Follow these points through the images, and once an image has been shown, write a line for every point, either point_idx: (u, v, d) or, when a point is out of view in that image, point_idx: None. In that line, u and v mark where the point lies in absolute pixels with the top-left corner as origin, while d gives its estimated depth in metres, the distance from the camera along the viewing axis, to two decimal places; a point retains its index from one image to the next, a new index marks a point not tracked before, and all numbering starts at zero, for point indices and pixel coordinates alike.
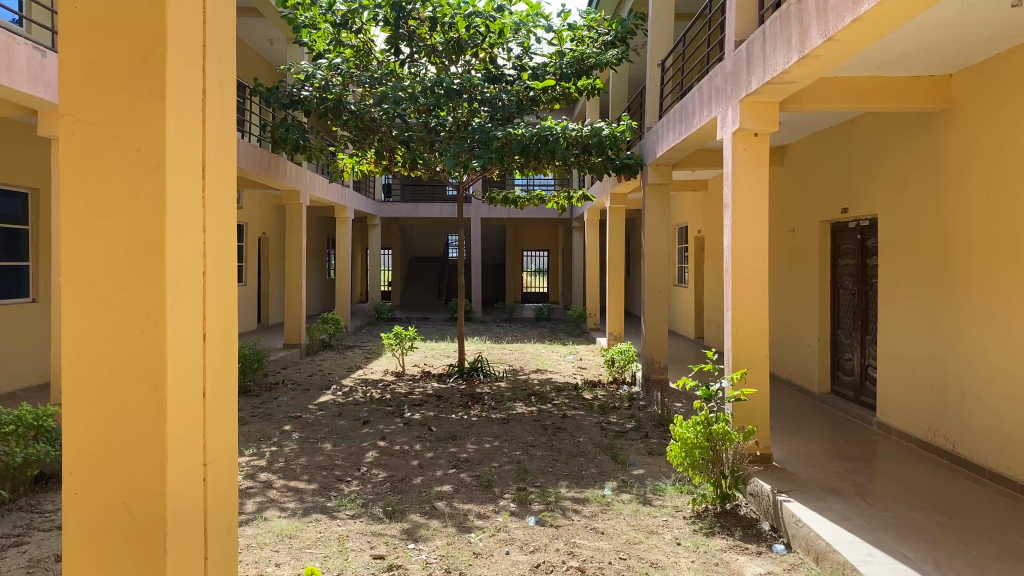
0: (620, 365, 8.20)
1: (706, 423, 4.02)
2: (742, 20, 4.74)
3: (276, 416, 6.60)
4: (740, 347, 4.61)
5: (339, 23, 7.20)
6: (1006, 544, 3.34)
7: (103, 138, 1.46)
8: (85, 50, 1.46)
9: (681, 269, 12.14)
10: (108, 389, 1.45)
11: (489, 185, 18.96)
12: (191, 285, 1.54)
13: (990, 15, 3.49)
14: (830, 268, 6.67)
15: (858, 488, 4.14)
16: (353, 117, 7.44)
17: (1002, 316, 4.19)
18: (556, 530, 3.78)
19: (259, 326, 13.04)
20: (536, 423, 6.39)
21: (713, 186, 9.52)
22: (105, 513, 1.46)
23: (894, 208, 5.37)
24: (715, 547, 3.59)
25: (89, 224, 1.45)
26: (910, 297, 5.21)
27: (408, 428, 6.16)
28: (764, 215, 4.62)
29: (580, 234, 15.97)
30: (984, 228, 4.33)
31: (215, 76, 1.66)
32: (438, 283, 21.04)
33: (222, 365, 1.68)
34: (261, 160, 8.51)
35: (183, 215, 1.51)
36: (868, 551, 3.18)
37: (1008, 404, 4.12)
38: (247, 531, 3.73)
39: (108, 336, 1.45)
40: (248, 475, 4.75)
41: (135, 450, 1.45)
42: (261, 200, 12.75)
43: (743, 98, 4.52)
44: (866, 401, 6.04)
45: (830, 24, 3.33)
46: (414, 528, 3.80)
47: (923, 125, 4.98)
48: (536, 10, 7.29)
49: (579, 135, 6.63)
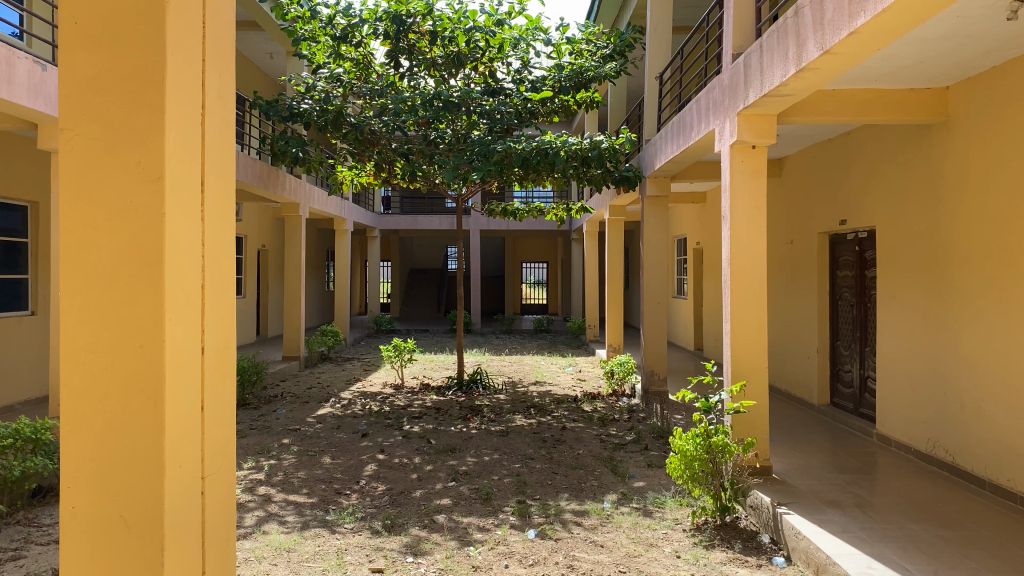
0: (620, 377, 8.18)
1: (706, 434, 4.01)
2: (739, 32, 4.75)
3: (275, 429, 6.59)
4: (740, 360, 4.61)
5: (339, 37, 7.24)
6: (1006, 556, 3.32)
7: (103, 153, 1.46)
8: (84, 67, 1.46)
9: (681, 280, 12.12)
10: (106, 401, 1.45)
11: (489, 197, 19.02)
12: (189, 299, 1.54)
13: (986, 28, 3.51)
14: (829, 280, 6.68)
15: (858, 500, 4.14)
16: (353, 130, 7.40)
17: (1001, 328, 4.18)
18: (556, 543, 3.77)
19: (259, 338, 13.04)
20: (536, 436, 6.37)
21: (712, 197, 9.54)
22: (102, 527, 1.45)
23: (892, 219, 5.38)
24: (715, 560, 3.57)
25: (89, 239, 1.45)
26: (908, 308, 5.21)
27: (408, 441, 6.15)
28: (763, 226, 4.62)
29: (579, 246, 15.94)
30: (983, 239, 4.33)
31: (214, 90, 1.66)
32: (438, 294, 21.04)
33: (220, 374, 1.68)
34: (261, 173, 8.55)
35: (182, 228, 1.51)
36: (868, 564, 3.17)
37: (1009, 417, 4.09)
38: (246, 545, 3.73)
39: (106, 348, 1.45)
40: (247, 488, 4.73)
41: (132, 464, 1.44)
42: (260, 213, 12.79)
43: (741, 110, 4.53)
44: (866, 413, 6.03)
45: (826, 38, 3.36)
46: (415, 542, 3.78)
47: (921, 136, 4.99)
48: (536, 24, 7.34)
49: (579, 148, 6.65)
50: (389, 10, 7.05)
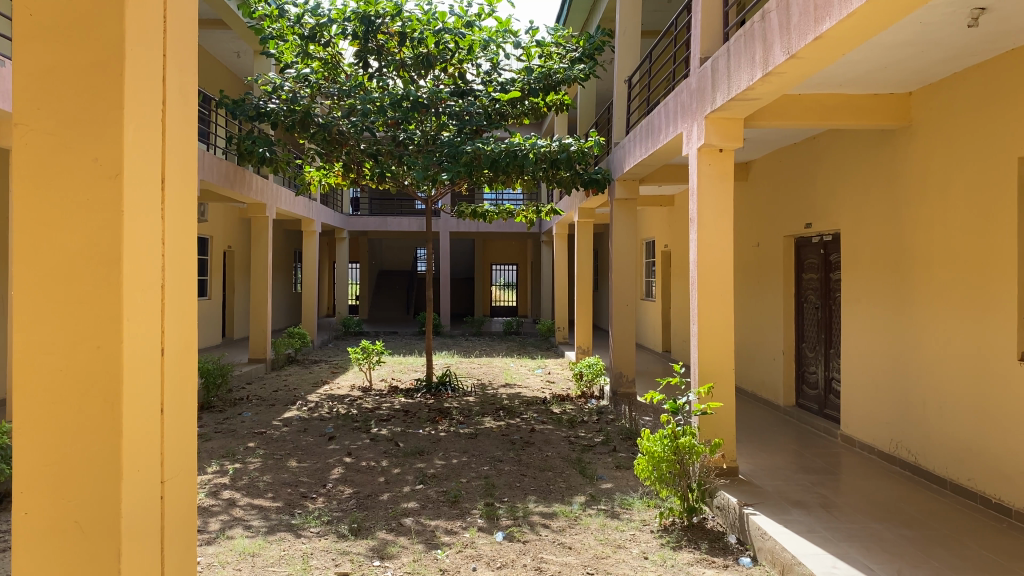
0: (589, 379, 8.21)
1: (673, 436, 4.03)
2: (706, 37, 4.80)
3: (240, 432, 6.51)
4: (707, 362, 4.64)
5: (307, 36, 7.17)
6: (968, 555, 3.38)
7: (60, 150, 1.42)
8: (41, 59, 1.42)
9: (649, 282, 12.23)
10: (60, 402, 1.41)
11: (457, 200, 19.02)
12: (149, 298, 1.51)
13: (946, 35, 3.58)
14: (795, 282, 6.76)
15: (822, 500, 4.19)
16: (320, 130, 7.20)
17: (963, 331, 4.25)
18: (523, 546, 3.75)
19: (224, 341, 12.89)
20: (504, 438, 6.38)
21: (680, 200, 9.64)
22: (54, 531, 1.41)
23: (856, 223, 5.47)
24: (682, 560, 3.59)
25: (46, 237, 1.41)
26: (871, 310, 5.30)
27: (375, 444, 6.09)
28: (730, 228, 4.66)
29: (547, 248, 16.04)
30: (944, 243, 4.42)
31: (176, 86, 1.64)
32: (407, 296, 20.99)
33: (181, 374, 1.65)
34: (227, 173, 8.45)
35: (141, 227, 1.48)
36: (833, 564, 3.20)
37: (969, 417, 4.18)
38: (209, 550, 3.66)
39: (62, 349, 1.41)
40: (211, 493, 4.65)
41: (88, 466, 1.40)
42: (225, 213, 12.64)
43: (708, 113, 4.57)
44: (830, 414, 6.13)
45: (792, 42, 3.40)
46: (381, 545, 3.75)
47: (884, 142, 5.07)
48: (504, 27, 7.36)
49: (548, 151, 6.67)
50: (357, 10, 7.01)
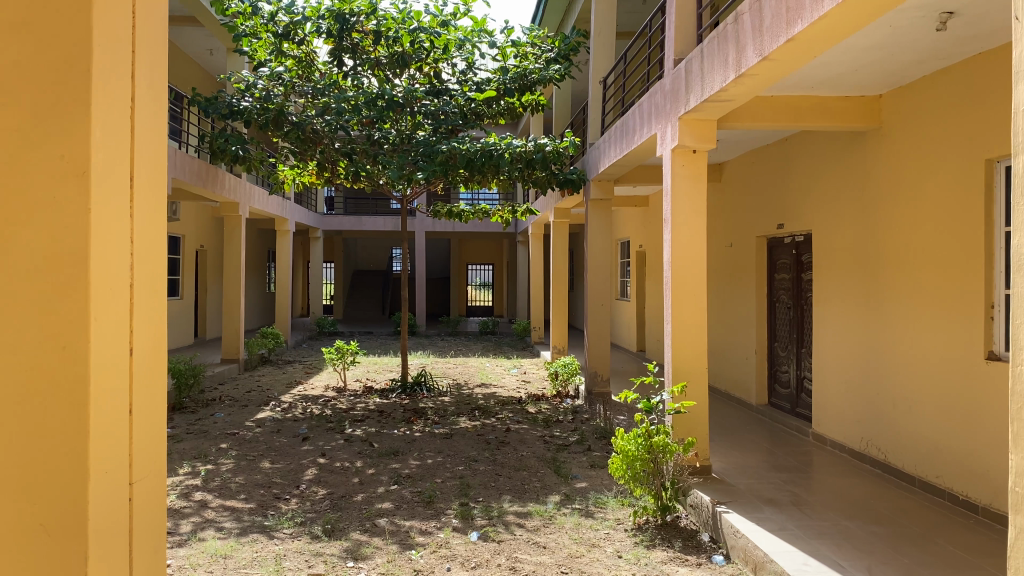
0: (564, 379, 8.22)
1: (647, 434, 4.04)
2: (680, 38, 4.82)
3: (212, 433, 6.44)
4: (681, 361, 4.68)
5: (281, 34, 7.13)
6: (935, 551, 3.43)
7: (24, 145, 1.37)
8: (5, 51, 1.37)
9: (624, 282, 12.28)
10: (24, 404, 1.37)
11: (432, 199, 19.00)
12: (116, 298, 1.47)
13: (916, 38, 3.63)
14: (767, 282, 6.82)
15: (794, 497, 4.23)
16: (295, 129, 7.07)
17: (932, 330, 4.31)
18: (497, 545, 3.75)
19: (196, 341, 12.76)
20: (479, 438, 6.37)
21: (654, 200, 9.70)
22: (18, 537, 1.37)
23: (827, 224, 5.53)
24: (656, 559, 3.61)
25: (9, 235, 1.37)
26: (843, 310, 5.36)
27: (350, 445, 6.06)
28: (703, 228, 4.70)
29: (523, 248, 16.06)
30: (914, 244, 4.48)
31: (145, 82, 1.61)
32: (383, 296, 20.92)
33: (149, 374, 1.62)
34: (199, 171, 8.36)
35: (108, 224, 1.45)
36: (804, 561, 3.24)
37: (938, 415, 4.24)
38: (179, 552, 3.62)
39: (26, 350, 1.36)
40: (182, 494, 4.60)
41: (54, 469, 1.36)
42: (198, 212, 12.51)
43: (682, 114, 4.59)
44: (802, 413, 6.19)
45: (765, 44, 3.43)
46: (355, 546, 3.73)
47: (855, 143, 5.13)
48: (480, 26, 7.36)
49: (524, 151, 6.69)
50: (332, 8, 6.98)
